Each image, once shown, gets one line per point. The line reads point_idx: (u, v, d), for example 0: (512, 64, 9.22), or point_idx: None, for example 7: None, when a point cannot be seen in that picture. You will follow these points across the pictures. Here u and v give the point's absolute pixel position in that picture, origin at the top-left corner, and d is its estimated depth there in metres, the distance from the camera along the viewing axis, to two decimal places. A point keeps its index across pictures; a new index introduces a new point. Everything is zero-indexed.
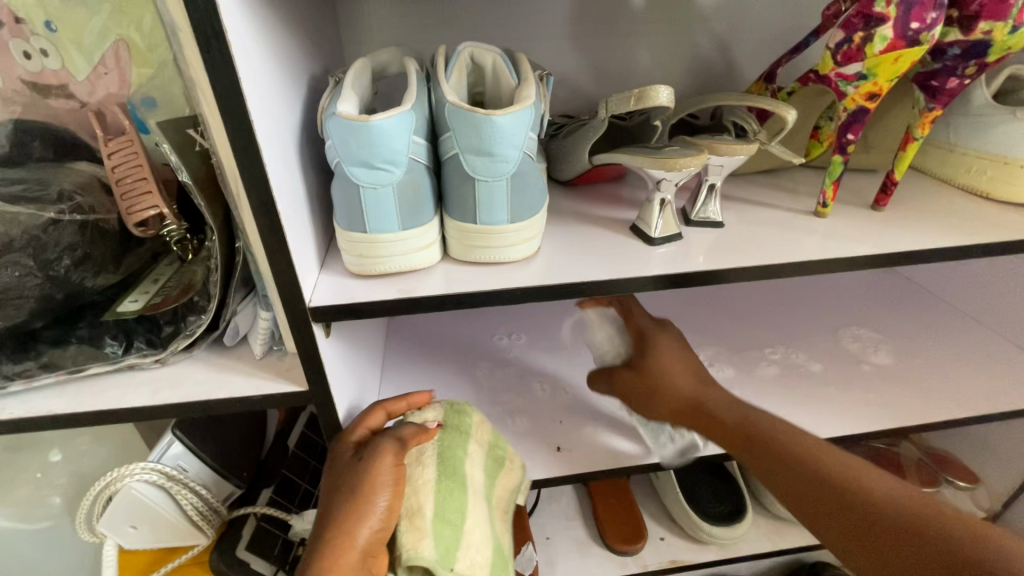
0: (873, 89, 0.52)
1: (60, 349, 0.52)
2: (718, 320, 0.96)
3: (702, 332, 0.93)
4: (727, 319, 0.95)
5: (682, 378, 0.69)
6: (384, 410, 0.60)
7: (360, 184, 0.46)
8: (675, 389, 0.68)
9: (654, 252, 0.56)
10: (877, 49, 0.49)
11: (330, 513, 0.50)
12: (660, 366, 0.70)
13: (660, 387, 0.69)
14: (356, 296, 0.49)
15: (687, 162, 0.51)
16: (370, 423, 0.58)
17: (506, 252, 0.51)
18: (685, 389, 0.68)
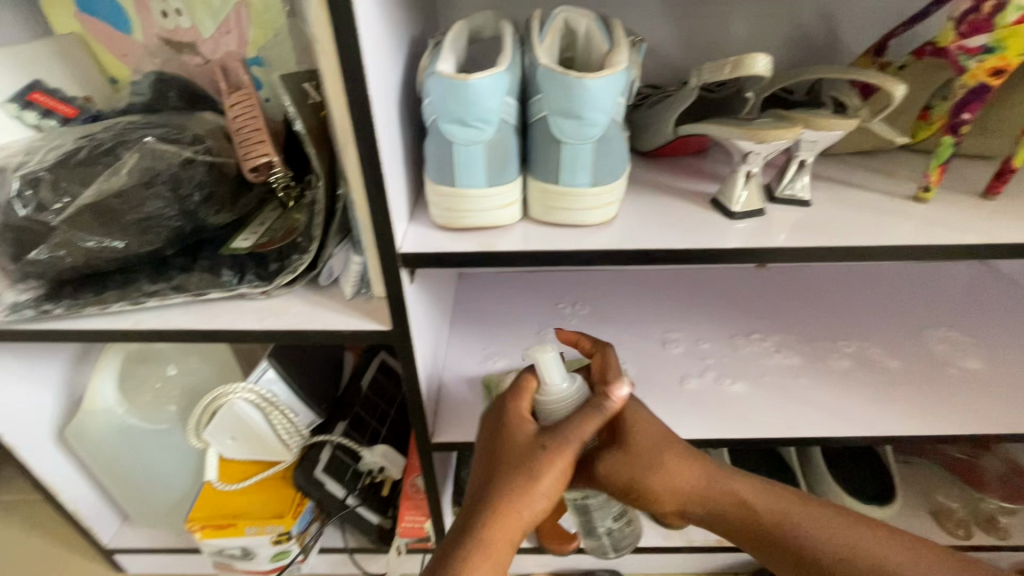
0: (1000, 64, 0.48)
1: (187, 275, 0.60)
2: (792, 308, 0.92)
3: (772, 319, 0.90)
4: (799, 308, 0.92)
5: (680, 454, 0.53)
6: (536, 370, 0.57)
7: (453, 141, 0.49)
8: (681, 472, 0.53)
9: (734, 226, 0.55)
10: (1009, 19, 0.46)
11: (501, 476, 0.50)
12: (644, 439, 0.53)
13: (665, 474, 0.52)
14: (441, 246, 0.53)
15: (778, 134, 0.50)
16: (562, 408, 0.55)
17: (585, 214, 0.53)
18: (696, 473, 0.53)
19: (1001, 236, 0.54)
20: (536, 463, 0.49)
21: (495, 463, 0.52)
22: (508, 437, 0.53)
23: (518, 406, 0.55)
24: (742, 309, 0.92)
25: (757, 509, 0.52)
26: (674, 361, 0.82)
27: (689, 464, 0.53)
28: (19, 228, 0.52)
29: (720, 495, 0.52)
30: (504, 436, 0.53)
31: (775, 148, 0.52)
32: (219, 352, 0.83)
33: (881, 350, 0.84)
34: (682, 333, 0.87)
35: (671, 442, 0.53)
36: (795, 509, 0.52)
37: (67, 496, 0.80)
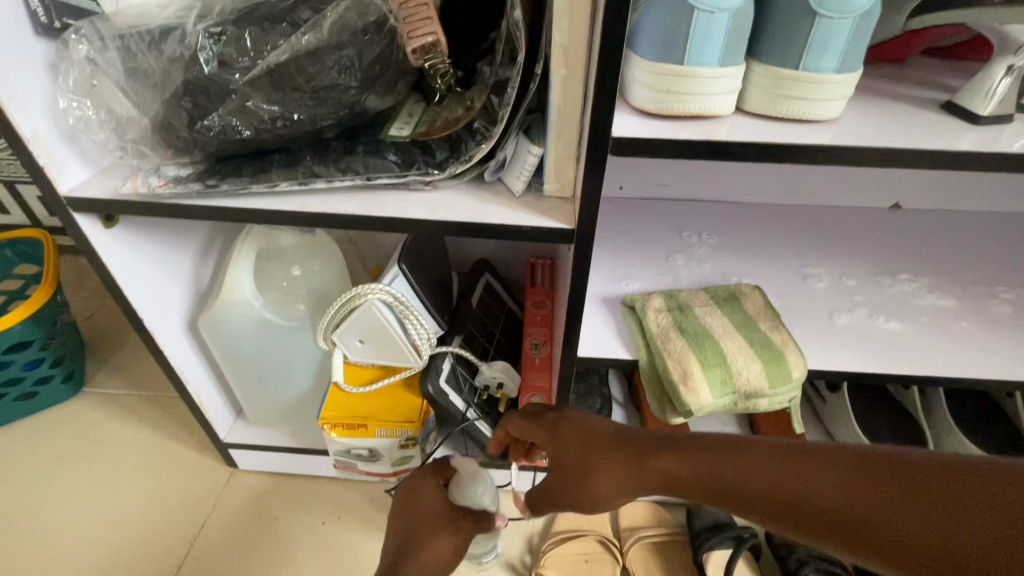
0: None
1: (352, 158, 0.57)
2: (938, 251, 0.85)
3: (918, 260, 0.83)
4: (947, 252, 0.85)
5: (597, 446, 0.54)
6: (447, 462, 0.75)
7: (697, 7, 0.43)
8: (592, 474, 0.53)
9: (978, 131, 0.49)
10: None
11: (430, 541, 0.66)
12: (567, 454, 0.55)
13: (596, 478, 0.53)
14: (653, 134, 0.48)
15: None
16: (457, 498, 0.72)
17: (819, 107, 0.47)
18: (608, 473, 0.52)
19: None
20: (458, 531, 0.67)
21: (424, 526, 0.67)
22: (441, 512, 0.69)
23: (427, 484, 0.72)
24: (883, 249, 0.86)
25: (683, 474, 0.47)
26: (820, 296, 0.77)
27: (607, 465, 0.52)
28: (200, 86, 0.49)
29: (649, 474, 0.49)
30: (439, 510, 0.69)
31: None
32: (326, 247, 0.80)
33: None
34: (822, 269, 0.82)
35: (596, 449, 0.54)
36: (709, 457, 0.46)
37: (194, 389, 0.80)
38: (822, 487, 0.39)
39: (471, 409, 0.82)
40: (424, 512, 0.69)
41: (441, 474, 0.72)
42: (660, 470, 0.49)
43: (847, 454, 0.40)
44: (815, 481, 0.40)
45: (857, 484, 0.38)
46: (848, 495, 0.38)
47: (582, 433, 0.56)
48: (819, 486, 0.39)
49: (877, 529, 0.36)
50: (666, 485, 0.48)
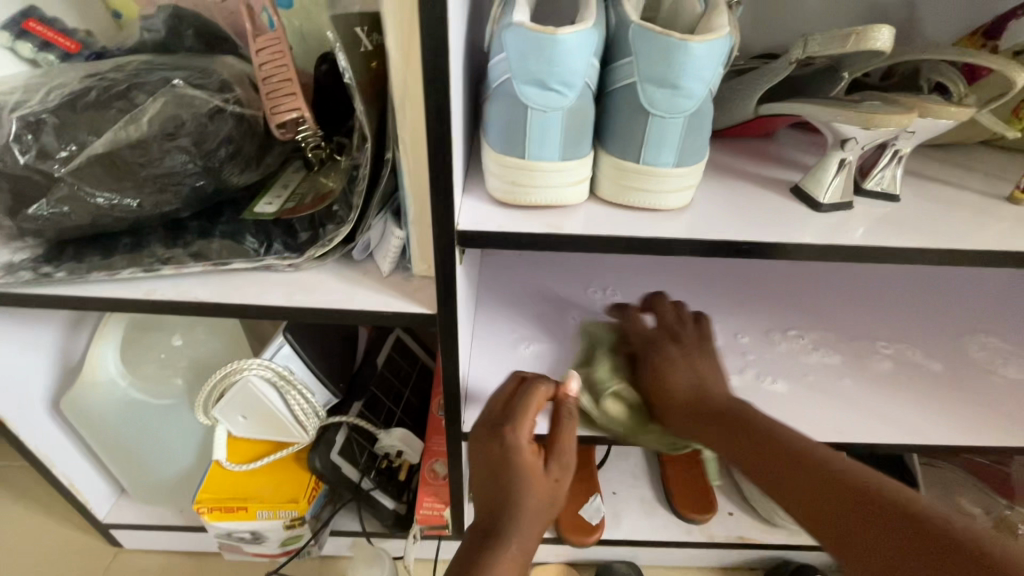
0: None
1: (206, 241, 0.54)
2: (836, 299, 0.86)
3: (815, 312, 0.84)
4: (843, 302, 0.86)
5: (763, 434, 0.53)
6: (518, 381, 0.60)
7: (530, 105, 0.43)
8: (670, 372, 0.62)
9: (818, 219, 0.51)
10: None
11: (526, 512, 0.51)
12: (684, 380, 0.61)
13: (668, 371, 0.62)
14: (502, 225, 0.48)
15: (894, 119, 0.45)
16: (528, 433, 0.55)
17: (664, 198, 0.48)
18: (680, 376, 0.62)
19: None
20: (550, 491, 0.53)
21: (512, 490, 0.51)
22: (528, 473, 0.52)
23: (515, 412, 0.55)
24: (783, 299, 0.87)
25: (755, 423, 0.55)
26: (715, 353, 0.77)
27: (711, 371, 0.62)
28: (19, 177, 0.45)
29: (705, 407, 0.58)
30: (522, 465, 0.53)
31: (878, 136, 0.47)
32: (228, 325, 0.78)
33: (931, 350, 0.78)
34: (721, 323, 0.82)
35: (676, 376, 0.61)
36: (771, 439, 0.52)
37: (62, 470, 0.74)
38: (855, 517, 0.43)
39: (366, 478, 0.78)
40: (529, 414, 0.55)
41: (514, 416, 0.55)
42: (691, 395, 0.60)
43: (844, 484, 0.45)
44: (810, 484, 0.47)
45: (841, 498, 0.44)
46: (818, 494, 0.46)
47: (689, 372, 0.62)
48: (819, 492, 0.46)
49: (864, 556, 0.41)
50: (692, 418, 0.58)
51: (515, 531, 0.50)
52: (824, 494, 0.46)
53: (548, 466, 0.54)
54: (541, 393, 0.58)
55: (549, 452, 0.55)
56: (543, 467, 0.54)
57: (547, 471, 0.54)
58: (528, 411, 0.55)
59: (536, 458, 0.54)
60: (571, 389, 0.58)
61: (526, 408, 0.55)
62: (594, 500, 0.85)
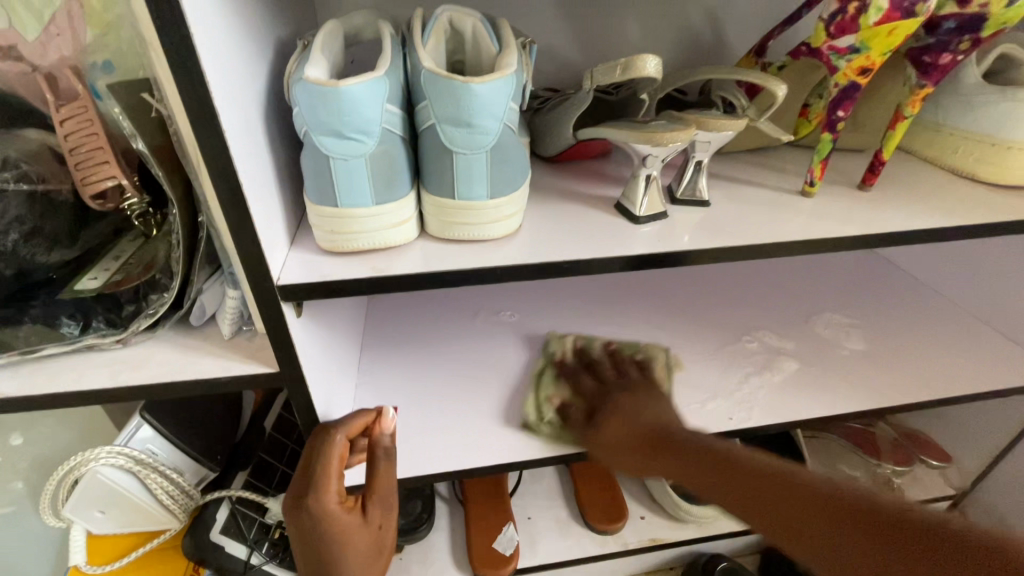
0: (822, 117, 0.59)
1: (12, 329, 0.50)
2: (706, 298, 0.92)
3: (687, 312, 0.90)
4: (710, 298, 0.92)
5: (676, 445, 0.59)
6: (347, 436, 0.56)
7: (330, 155, 0.43)
8: (633, 408, 0.65)
9: (640, 231, 0.54)
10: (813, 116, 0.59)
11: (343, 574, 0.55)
12: (621, 405, 0.66)
13: (651, 399, 0.66)
14: (328, 274, 0.47)
15: (677, 135, 0.49)
16: (335, 489, 0.54)
17: (487, 229, 0.50)
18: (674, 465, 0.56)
19: (879, 227, 0.56)
20: (367, 545, 0.56)
21: (327, 559, 0.55)
22: (340, 533, 0.54)
23: (330, 462, 0.54)
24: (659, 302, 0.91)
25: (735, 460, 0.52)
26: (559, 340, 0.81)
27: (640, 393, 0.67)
28: None
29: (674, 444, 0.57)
30: (332, 530, 0.54)
31: (670, 151, 0.52)
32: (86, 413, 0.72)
33: (788, 333, 0.85)
34: (603, 333, 0.85)
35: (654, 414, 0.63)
36: (748, 473, 0.50)
37: None
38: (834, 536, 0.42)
39: (257, 553, 0.73)
40: (331, 476, 0.54)
41: (315, 498, 0.53)
42: (638, 435, 0.61)
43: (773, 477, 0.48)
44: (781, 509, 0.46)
45: (792, 494, 0.46)
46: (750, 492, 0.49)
47: (626, 403, 0.66)
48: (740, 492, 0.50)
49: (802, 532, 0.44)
50: (642, 455, 0.59)
51: None
52: (795, 493, 0.46)
53: (369, 521, 0.56)
54: (344, 443, 0.55)
55: (368, 504, 0.56)
56: (361, 518, 0.55)
57: (365, 520, 0.55)
58: (332, 478, 0.54)
59: (350, 518, 0.54)
60: (388, 424, 0.58)
61: (330, 469, 0.54)
62: (507, 530, 0.84)
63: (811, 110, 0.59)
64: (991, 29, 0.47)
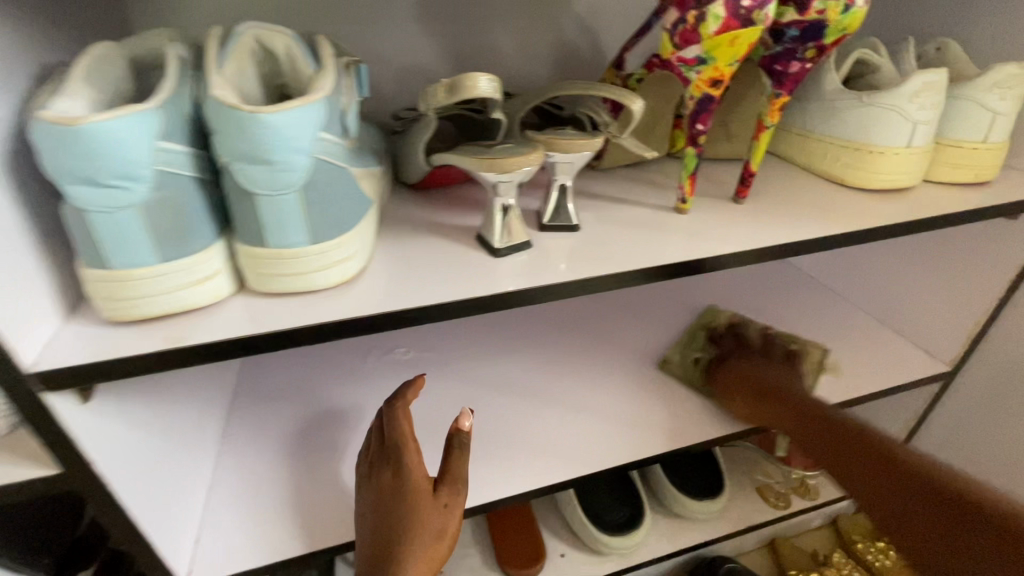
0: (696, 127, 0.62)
1: None
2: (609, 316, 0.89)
3: (592, 333, 0.86)
4: (613, 316, 0.89)
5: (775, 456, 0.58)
6: (399, 402, 0.56)
7: (87, 207, 0.35)
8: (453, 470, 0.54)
9: (500, 265, 0.49)
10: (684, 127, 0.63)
11: (410, 545, 0.51)
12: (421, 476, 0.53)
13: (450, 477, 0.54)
14: (107, 351, 0.38)
15: (526, 160, 0.44)
16: (413, 456, 0.54)
17: (316, 277, 0.43)
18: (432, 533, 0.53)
19: (753, 243, 0.54)
20: (438, 519, 0.52)
21: (394, 526, 0.51)
22: (415, 497, 0.52)
23: (398, 424, 0.55)
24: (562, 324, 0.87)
25: (867, 435, 0.56)
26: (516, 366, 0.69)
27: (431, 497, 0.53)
28: None
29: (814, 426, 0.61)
30: (404, 496, 0.52)
31: (522, 177, 0.47)
32: None
33: (692, 346, 0.83)
34: (502, 365, 0.79)
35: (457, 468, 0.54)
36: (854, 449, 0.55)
37: None
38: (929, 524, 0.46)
39: None
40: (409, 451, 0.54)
41: (392, 447, 0.54)
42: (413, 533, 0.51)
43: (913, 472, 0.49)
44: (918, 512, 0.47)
45: (881, 473, 0.51)
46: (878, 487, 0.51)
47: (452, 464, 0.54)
48: (870, 487, 0.52)
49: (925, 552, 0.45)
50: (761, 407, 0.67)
51: (405, 544, 0.51)
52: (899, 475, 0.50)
53: (446, 496, 0.53)
54: (405, 414, 0.56)
55: (440, 479, 0.54)
56: (433, 492, 0.53)
57: (438, 497, 0.53)
58: (410, 432, 0.55)
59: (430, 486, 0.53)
60: (465, 423, 0.54)
61: (404, 441, 0.54)
62: None
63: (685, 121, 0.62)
64: (833, 34, 0.45)
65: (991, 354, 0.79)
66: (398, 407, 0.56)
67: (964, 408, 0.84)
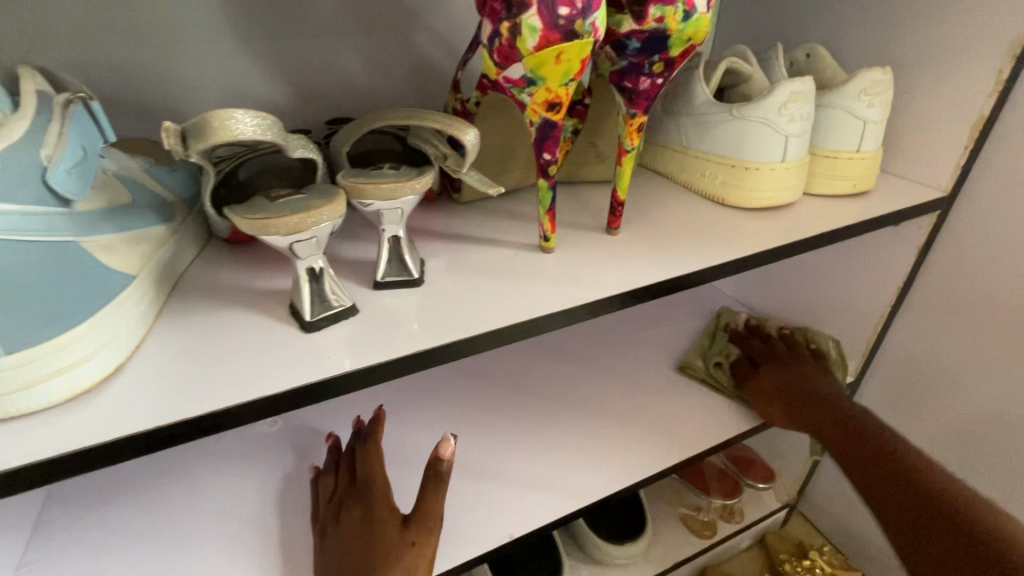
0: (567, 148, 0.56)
1: None
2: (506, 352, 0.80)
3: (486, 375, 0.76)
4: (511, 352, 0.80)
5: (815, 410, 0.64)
6: (371, 441, 0.55)
7: None
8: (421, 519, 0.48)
9: (316, 343, 0.39)
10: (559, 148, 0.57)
11: None
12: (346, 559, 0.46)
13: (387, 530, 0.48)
14: None
15: (321, 214, 0.35)
16: (380, 495, 0.51)
17: (32, 394, 0.31)
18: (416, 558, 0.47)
19: (623, 284, 0.47)
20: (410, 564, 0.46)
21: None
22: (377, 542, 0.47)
23: (370, 462, 0.53)
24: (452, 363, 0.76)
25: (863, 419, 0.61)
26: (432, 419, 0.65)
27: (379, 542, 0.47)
28: None
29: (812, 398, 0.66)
30: (371, 540, 0.47)
31: (326, 232, 0.37)
32: None
33: (598, 376, 0.75)
34: None
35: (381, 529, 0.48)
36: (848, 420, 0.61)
37: None
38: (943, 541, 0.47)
39: None
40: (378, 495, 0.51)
41: (363, 485, 0.52)
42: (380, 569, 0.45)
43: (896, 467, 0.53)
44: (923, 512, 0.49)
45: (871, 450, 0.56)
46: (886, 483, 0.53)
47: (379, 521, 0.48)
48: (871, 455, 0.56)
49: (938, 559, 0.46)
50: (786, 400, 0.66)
51: None
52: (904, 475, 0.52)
53: (415, 535, 0.47)
54: (376, 452, 0.55)
55: (409, 517, 0.48)
56: (399, 534, 0.47)
57: (404, 538, 0.47)
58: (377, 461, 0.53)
59: (396, 531, 0.47)
60: (446, 450, 0.45)
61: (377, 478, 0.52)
62: None
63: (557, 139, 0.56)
64: (678, 45, 0.39)
65: (888, 360, 0.77)
66: (369, 438, 0.56)
67: (870, 415, 0.82)
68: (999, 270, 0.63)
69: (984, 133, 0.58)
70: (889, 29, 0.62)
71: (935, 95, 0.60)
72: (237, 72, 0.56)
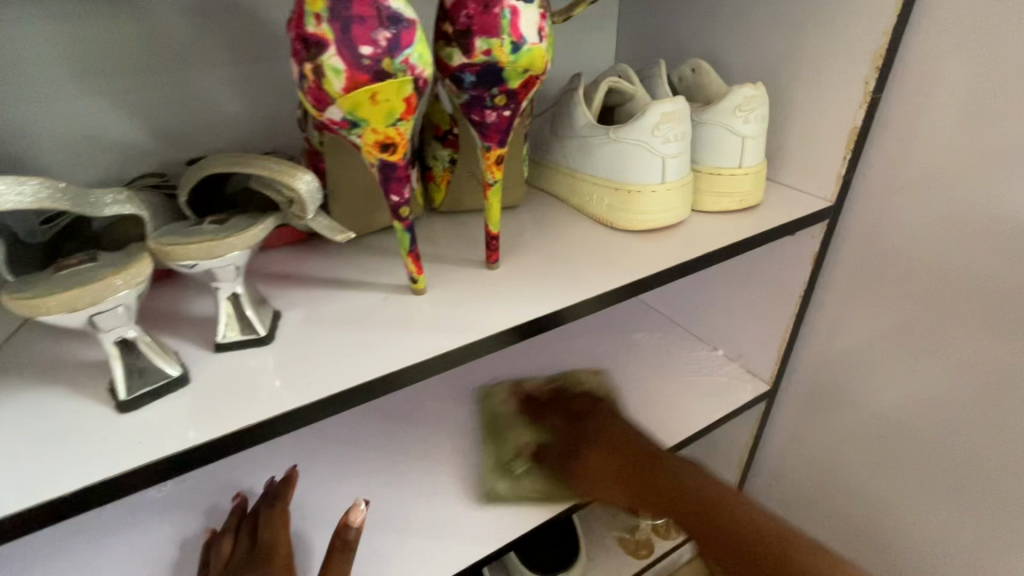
0: (445, 179, 0.56)
1: None
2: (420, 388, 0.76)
3: (397, 415, 0.72)
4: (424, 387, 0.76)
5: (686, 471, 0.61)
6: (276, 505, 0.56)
7: None
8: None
9: (135, 423, 0.35)
10: (436, 181, 0.56)
11: None
12: None
13: None
14: None
15: (109, 282, 0.31)
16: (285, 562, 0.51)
17: None
18: None
19: (498, 324, 0.44)
20: None
21: None
22: None
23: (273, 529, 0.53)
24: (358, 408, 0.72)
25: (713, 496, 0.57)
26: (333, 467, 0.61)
27: None
28: None
29: (672, 469, 0.61)
30: None
31: (132, 299, 0.33)
32: None
33: (512, 409, 0.72)
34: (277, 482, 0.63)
35: None
36: (708, 491, 0.58)
37: None
38: None
39: None
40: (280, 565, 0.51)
41: (265, 551, 0.52)
42: None
43: (760, 546, 0.53)
44: None
45: (739, 527, 0.55)
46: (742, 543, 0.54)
47: None
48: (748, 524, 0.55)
49: None
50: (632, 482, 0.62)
51: None
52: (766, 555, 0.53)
53: None
54: (284, 517, 0.55)
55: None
56: None
57: None
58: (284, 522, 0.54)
59: None
60: (357, 516, 0.51)
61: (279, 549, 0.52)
62: None
63: (434, 171, 0.55)
64: (515, 77, 0.37)
65: (800, 367, 0.77)
66: (277, 499, 0.56)
67: (790, 421, 0.82)
68: (889, 273, 0.64)
69: (859, 143, 0.59)
70: (769, 43, 0.62)
71: (813, 107, 0.61)
72: (74, 114, 0.51)
